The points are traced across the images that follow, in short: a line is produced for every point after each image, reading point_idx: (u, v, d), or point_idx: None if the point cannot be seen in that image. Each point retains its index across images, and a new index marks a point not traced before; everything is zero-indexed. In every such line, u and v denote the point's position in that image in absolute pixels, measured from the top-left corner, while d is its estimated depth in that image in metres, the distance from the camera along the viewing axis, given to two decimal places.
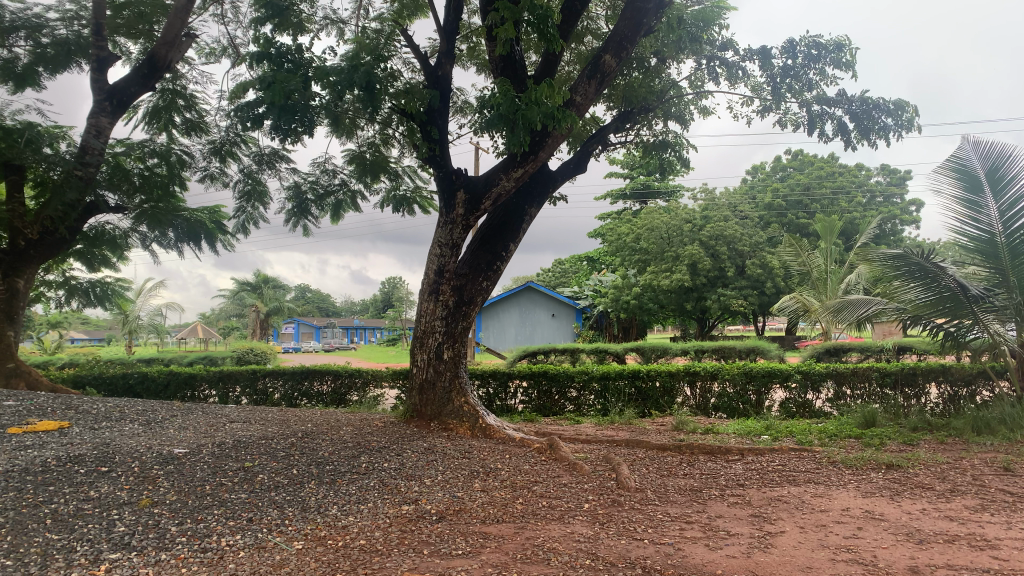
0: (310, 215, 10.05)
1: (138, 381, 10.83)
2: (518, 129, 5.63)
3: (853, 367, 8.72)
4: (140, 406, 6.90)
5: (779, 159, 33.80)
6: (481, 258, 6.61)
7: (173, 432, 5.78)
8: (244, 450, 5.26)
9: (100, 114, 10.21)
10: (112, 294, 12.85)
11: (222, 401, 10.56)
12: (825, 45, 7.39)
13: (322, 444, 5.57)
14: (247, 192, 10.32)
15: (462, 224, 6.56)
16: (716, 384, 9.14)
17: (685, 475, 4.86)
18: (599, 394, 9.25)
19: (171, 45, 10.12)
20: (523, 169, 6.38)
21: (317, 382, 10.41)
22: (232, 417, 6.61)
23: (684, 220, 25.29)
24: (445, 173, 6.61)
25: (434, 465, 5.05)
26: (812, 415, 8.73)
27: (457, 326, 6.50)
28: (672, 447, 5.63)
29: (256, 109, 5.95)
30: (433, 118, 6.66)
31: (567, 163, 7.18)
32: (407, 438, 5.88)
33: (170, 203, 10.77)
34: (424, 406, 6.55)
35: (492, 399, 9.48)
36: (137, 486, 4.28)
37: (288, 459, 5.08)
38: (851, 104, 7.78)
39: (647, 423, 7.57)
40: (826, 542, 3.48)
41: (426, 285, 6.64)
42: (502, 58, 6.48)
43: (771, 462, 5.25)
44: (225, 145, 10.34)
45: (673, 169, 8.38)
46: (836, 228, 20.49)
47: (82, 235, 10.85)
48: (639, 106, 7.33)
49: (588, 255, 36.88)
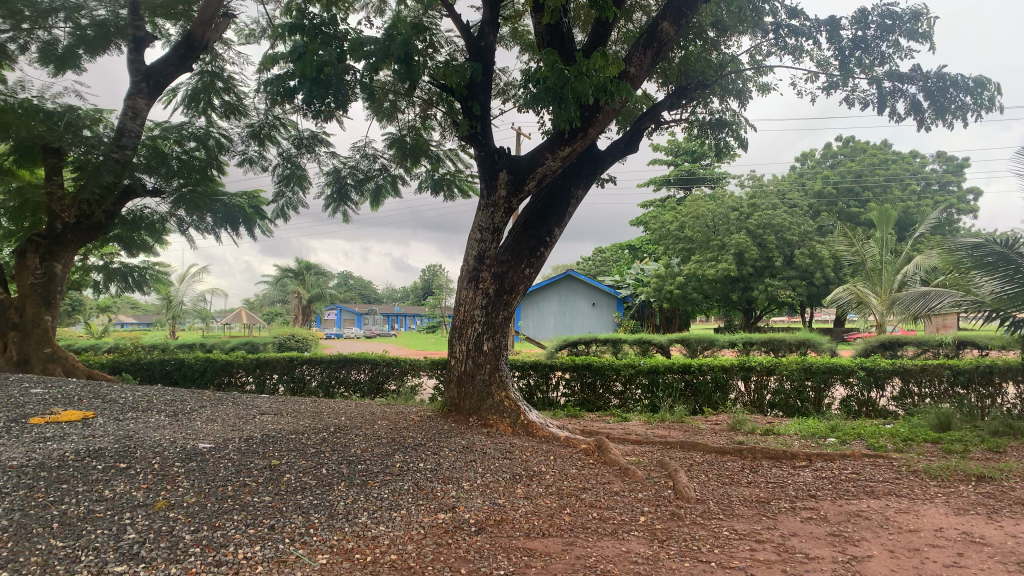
0: (349, 201, 9.76)
1: (175, 367, 10.69)
2: (568, 102, 5.22)
3: (922, 364, 8.14)
4: (169, 395, 6.65)
5: (829, 145, 32.74)
6: (524, 244, 6.20)
7: (200, 425, 5.48)
8: (273, 446, 4.95)
9: (137, 96, 10.01)
10: (152, 280, 12.75)
11: (258, 388, 10.34)
12: (900, 14, 6.79)
13: (355, 440, 5.23)
14: (286, 176, 10.04)
15: (504, 207, 6.15)
16: (773, 380, 8.60)
17: (749, 484, 4.42)
18: (647, 389, 8.77)
19: (208, 25, 9.99)
20: (571, 148, 5.95)
21: (354, 370, 10.11)
22: (263, 409, 6.31)
23: (731, 209, 24.55)
24: (486, 152, 6.21)
25: (473, 466, 4.67)
26: (876, 415, 8.20)
27: (498, 316, 6.11)
28: (733, 451, 5.17)
29: (287, 83, 5.57)
30: (475, 92, 6.27)
31: (618, 143, 6.73)
32: (445, 435, 5.51)
33: (208, 187, 10.57)
34: (463, 401, 6.19)
35: (533, 391, 9.11)
36: (156, 485, 3.98)
37: (319, 456, 4.75)
38: (925, 80, 7.16)
39: (700, 422, 7.10)
40: (925, 571, 3.02)
41: (465, 272, 6.26)
42: (550, 28, 6.04)
43: (844, 469, 4.77)
44: (264, 128, 10.09)
45: (729, 151, 7.86)
46: (892, 217, 19.53)
47: (120, 219, 10.73)
48: (695, 82, 6.93)
49: (630, 243, 36.18)
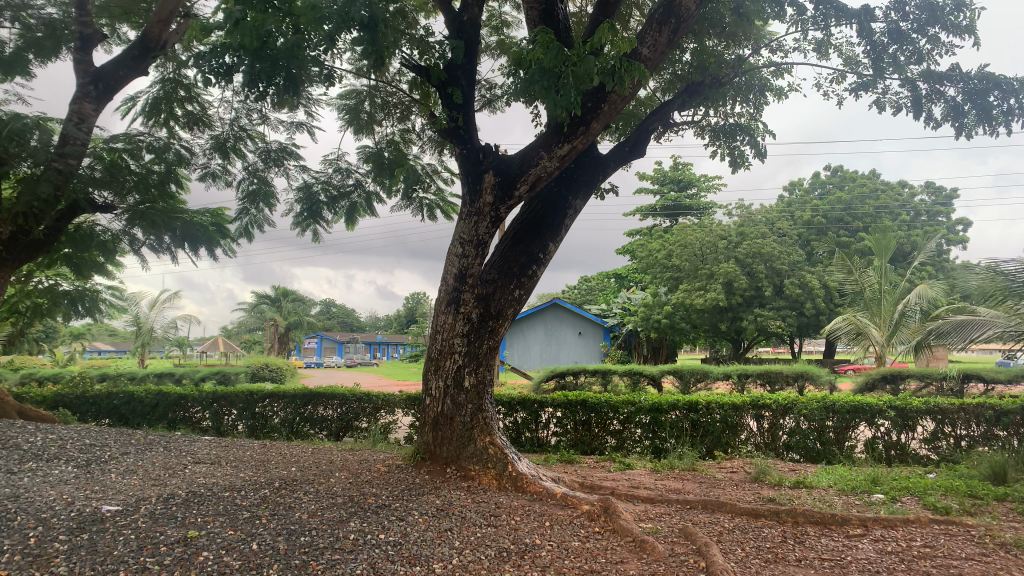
0: (321, 219, 8.82)
1: (123, 401, 9.63)
2: (567, 88, 4.29)
3: (958, 404, 7.26)
4: (89, 439, 5.59)
5: (817, 174, 32.24)
6: (513, 261, 5.28)
7: (112, 479, 4.45)
8: (198, 509, 3.93)
9: (84, 100, 9.05)
10: (104, 304, 11.68)
11: (214, 425, 9.25)
12: (942, 4, 5.99)
13: (302, 500, 4.22)
14: (251, 193, 9.09)
15: (490, 216, 5.19)
16: (789, 419, 7.67)
17: (800, 563, 3.46)
18: (648, 429, 7.78)
19: (167, 24, 8.88)
20: (570, 146, 5.04)
21: (321, 406, 9.05)
22: (199, 456, 5.28)
23: (719, 237, 23.83)
24: (469, 150, 5.29)
25: (448, 538, 3.68)
26: (906, 461, 7.28)
27: (482, 346, 5.16)
28: (769, 514, 4.21)
29: (225, 56, 4.58)
30: (455, 77, 5.39)
31: (622, 147, 5.87)
32: (416, 493, 4.50)
33: (168, 205, 9.42)
34: (438, 447, 5.22)
35: (521, 430, 8.13)
36: (19, 572, 2.96)
37: (252, 524, 3.73)
38: (966, 81, 6.35)
39: (715, 471, 6.15)
40: None
41: (444, 292, 5.30)
42: (545, 5, 5.18)
43: (913, 541, 3.82)
44: (230, 140, 9.13)
45: (745, 162, 7.00)
46: (890, 245, 18.68)
47: (66, 235, 9.71)
48: (710, 79, 6.11)
49: (615, 272, 35.43)
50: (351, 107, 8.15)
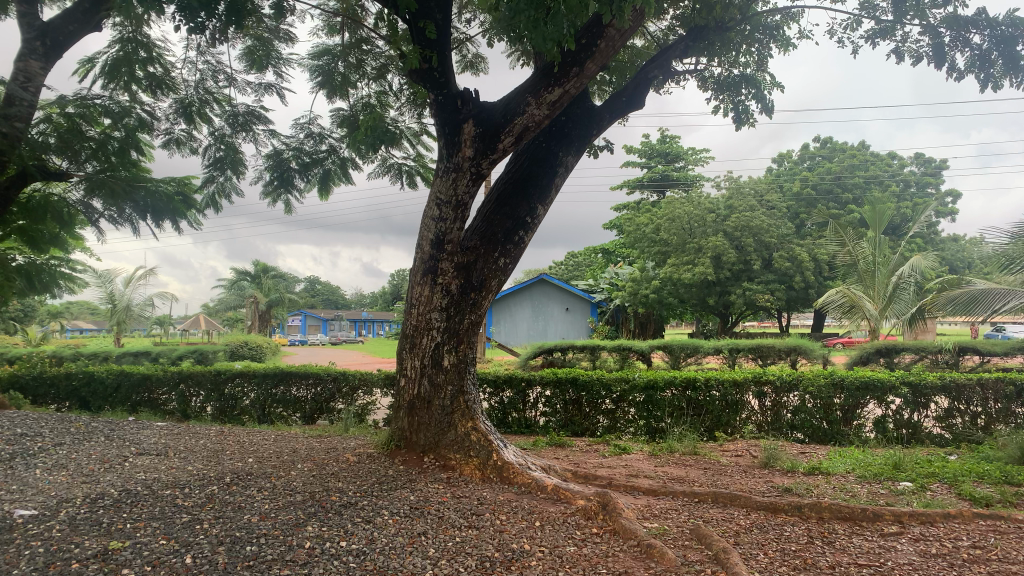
0: (294, 188, 8.19)
1: (83, 382, 9.02)
2: (560, 17, 3.76)
3: (975, 378, 6.76)
4: (20, 428, 4.97)
5: (806, 146, 31.72)
6: (497, 226, 4.70)
7: (35, 476, 3.85)
8: (129, 512, 3.35)
9: (30, 58, 8.02)
10: (63, 279, 10.99)
11: (181, 407, 8.65)
12: None
13: (254, 499, 3.65)
14: (218, 160, 8.41)
15: (470, 172, 4.60)
16: (793, 397, 7.16)
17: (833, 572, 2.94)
18: (642, 408, 7.25)
19: None
20: (561, 90, 4.48)
21: (294, 386, 8.46)
22: (144, 446, 4.70)
23: (707, 210, 23.27)
24: (445, 96, 4.66)
25: (421, 545, 3.12)
26: (918, 440, 6.80)
27: (463, 321, 4.60)
28: (790, 509, 3.69)
29: None
30: (427, 10, 4.75)
31: (618, 98, 5.27)
32: (388, 489, 3.94)
33: (130, 173, 8.64)
34: (414, 433, 4.68)
35: (507, 410, 7.63)
36: None
37: (192, 532, 3.15)
38: (994, 27, 5.78)
39: (720, 456, 5.64)
40: None
41: (420, 260, 4.72)
42: None
43: (960, 541, 3.30)
44: (195, 103, 8.43)
45: (748, 119, 6.42)
46: (884, 216, 18.15)
47: (18, 206, 8.92)
48: (715, 23, 5.53)
49: (603, 248, 34.91)
50: (324, 67, 7.45)
